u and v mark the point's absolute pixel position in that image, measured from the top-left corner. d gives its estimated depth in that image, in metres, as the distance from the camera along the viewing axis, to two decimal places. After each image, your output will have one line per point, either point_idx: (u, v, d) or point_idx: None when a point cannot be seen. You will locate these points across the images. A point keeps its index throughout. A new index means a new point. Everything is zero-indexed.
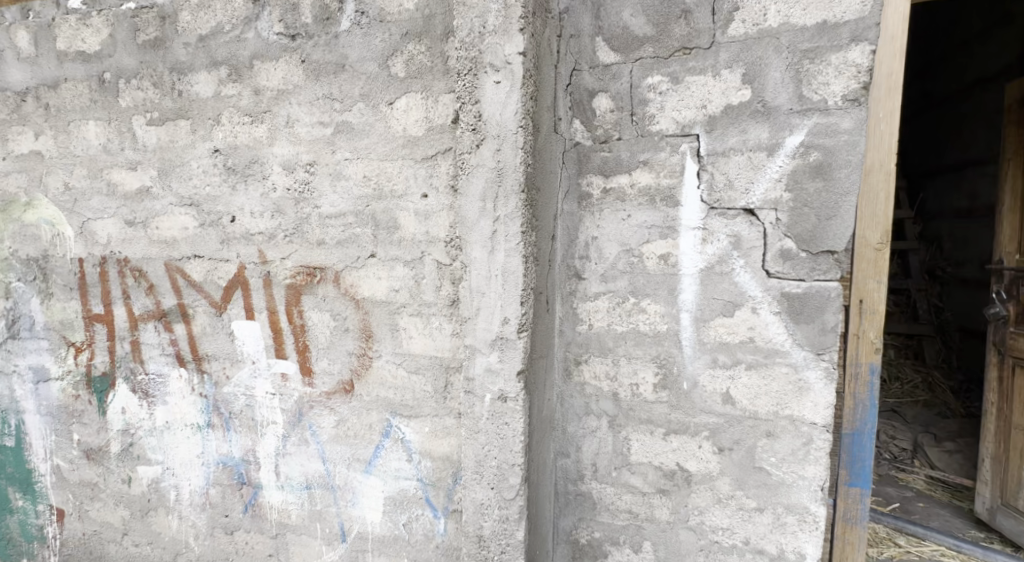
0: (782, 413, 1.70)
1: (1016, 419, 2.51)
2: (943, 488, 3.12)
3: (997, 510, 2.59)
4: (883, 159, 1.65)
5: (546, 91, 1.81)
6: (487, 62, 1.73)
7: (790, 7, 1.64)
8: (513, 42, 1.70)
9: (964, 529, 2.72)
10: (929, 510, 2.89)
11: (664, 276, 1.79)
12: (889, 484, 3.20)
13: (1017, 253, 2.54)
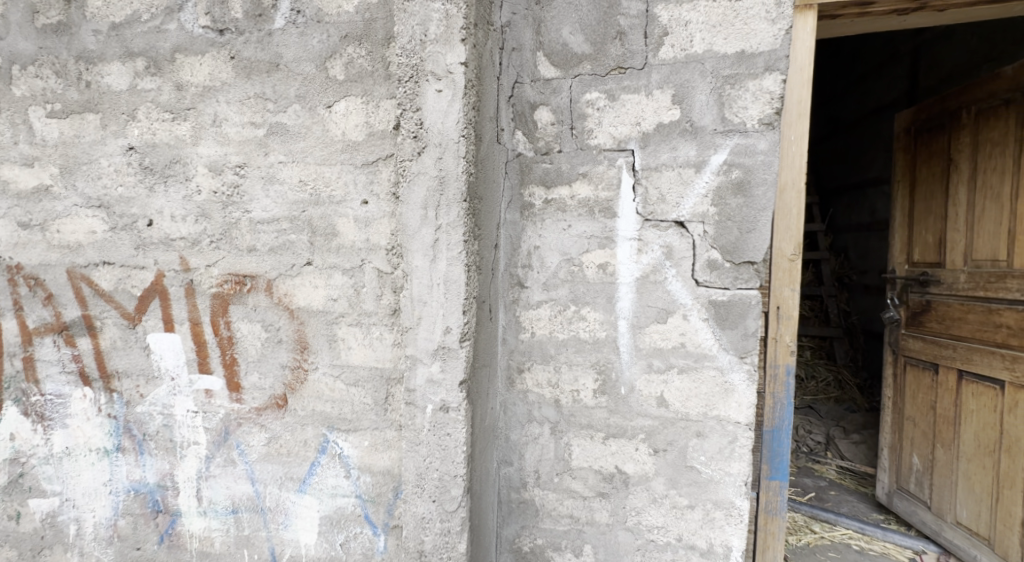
0: (710, 414, 1.78)
1: (908, 411, 2.77)
2: (852, 477, 3.38)
3: (894, 494, 2.83)
4: (794, 178, 1.80)
5: (489, 102, 1.84)
6: (428, 71, 1.73)
7: (713, 36, 1.76)
8: (455, 52, 1.71)
9: (868, 513, 2.95)
10: (840, 497, 3.11)
11: (602, 284, 1.84)
12: (807, 475, 3.41)
13: (906, 265, 2.80)
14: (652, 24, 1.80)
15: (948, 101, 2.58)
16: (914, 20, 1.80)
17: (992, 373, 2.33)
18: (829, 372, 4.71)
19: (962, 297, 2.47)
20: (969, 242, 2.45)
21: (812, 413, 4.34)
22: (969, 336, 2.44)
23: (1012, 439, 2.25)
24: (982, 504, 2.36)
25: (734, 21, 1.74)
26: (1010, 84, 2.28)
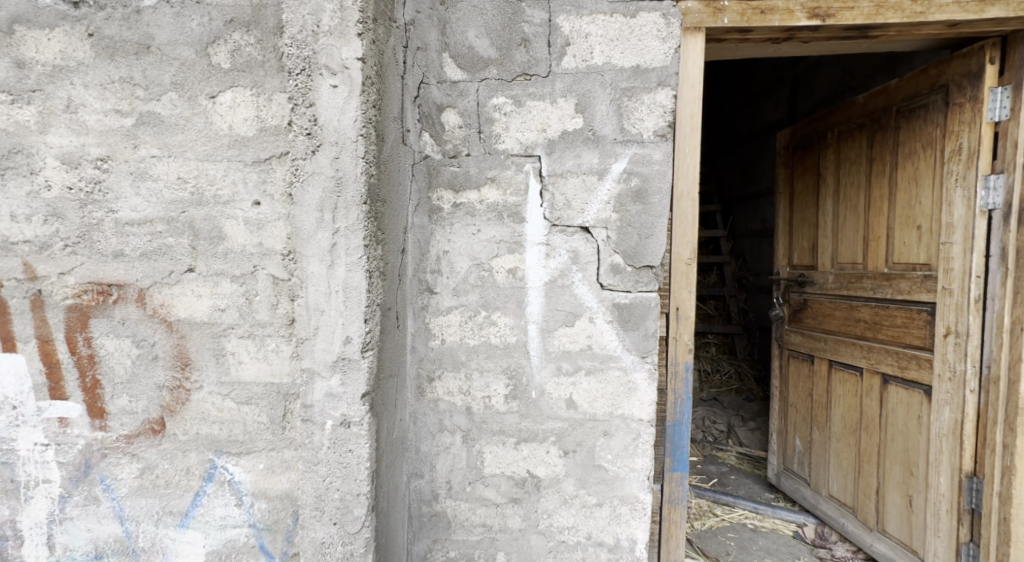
0: (616, 413, 1.81)
1: (791, 398, 2.75)
2: (750, 462, 3.32)
3: (783, 475, 2.79)
4: (689, 187, 1.85)
5: (393, 101, 1.78)
6: (322, 65, 1.63)
7: (611, 49, 1.79)
8: (352, 47, 1.63)
9: (764, 493, 2.86)
10: (739, 480, 3.01)
11: (512, 289, 1.83)
12: (711, 462, 3.32)
13: (789, 267, 2.77)
14: (555, 33, 1.81)
15: (816, 121, 2.57)
16: (787, 49, 1.88)
17: (852, 360, 2.35)
18: (733, 366, 4.52)
19: (832, 295, 2.47)
20: (835, 246, 2.45)
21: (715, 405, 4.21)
22: (836, 330, 2.43)
23: (870, 418, 2.28)
24: (849, 479, 2.38)
25: (630, 36, 1.78)
26: (865, 109, 2.31)
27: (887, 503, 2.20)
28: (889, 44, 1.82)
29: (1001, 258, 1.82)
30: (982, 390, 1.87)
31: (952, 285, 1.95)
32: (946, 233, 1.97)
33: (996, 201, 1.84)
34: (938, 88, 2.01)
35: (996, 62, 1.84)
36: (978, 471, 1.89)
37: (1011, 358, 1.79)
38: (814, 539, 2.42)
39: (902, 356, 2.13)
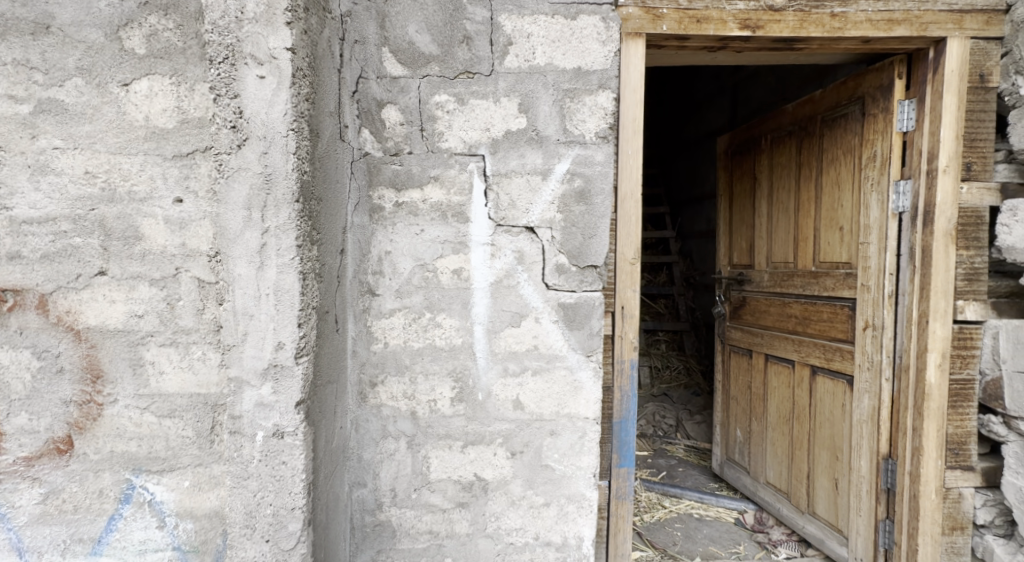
0: (562, 412, 1.81)
1: (732, 391, 2.74)
2: (696, 453, 3.34)
3: (725, 465, 2.80)
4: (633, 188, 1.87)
5: (329, 95, 1.71)
6: (247, 54, 1.54)
7: (553, 50, 1.78)
8: (280, 36, 1.54)
9: (708, 483, 2.86)
10: (687, 472, 3.02)
11: (457, 291, 1.81)
12: (659, 455, 3.32)
13: (729, 265, 2.76)
14: (497, 31, 1.79)
15: (753, 127, 2.58)
16: (722, 58, 1.94)
17: (784, 354, 2.37)
18: (683, 361, 4.47)
19: (767, 293, 2.48)
20: (770, 245, 2.46)
21: (664, 400, 4.15)
22: (771, 325, 2.44)
23: (802, 408, 2.30)
24: (783, 465, 2.40)
25: (571, 38, 1.77)
26: (794, 116, 2.33)
27: (816, 487, 2.23)
28: (815, 57, 1.91)
29: (910, 257, 1.86)
30: (897, 377, 1.90)
31: (869, 281, 1.99)
32: (864, 234, 2.00)
33: (905, 205, 1.87)
34: (858, 98, 2.04)
35: (904, 76, 1.87)
36: (893, 453, 1.92)
37: (921, 346, 1.82)
38: (753, 525, 2.46)
39: (829, 348, 2.16)
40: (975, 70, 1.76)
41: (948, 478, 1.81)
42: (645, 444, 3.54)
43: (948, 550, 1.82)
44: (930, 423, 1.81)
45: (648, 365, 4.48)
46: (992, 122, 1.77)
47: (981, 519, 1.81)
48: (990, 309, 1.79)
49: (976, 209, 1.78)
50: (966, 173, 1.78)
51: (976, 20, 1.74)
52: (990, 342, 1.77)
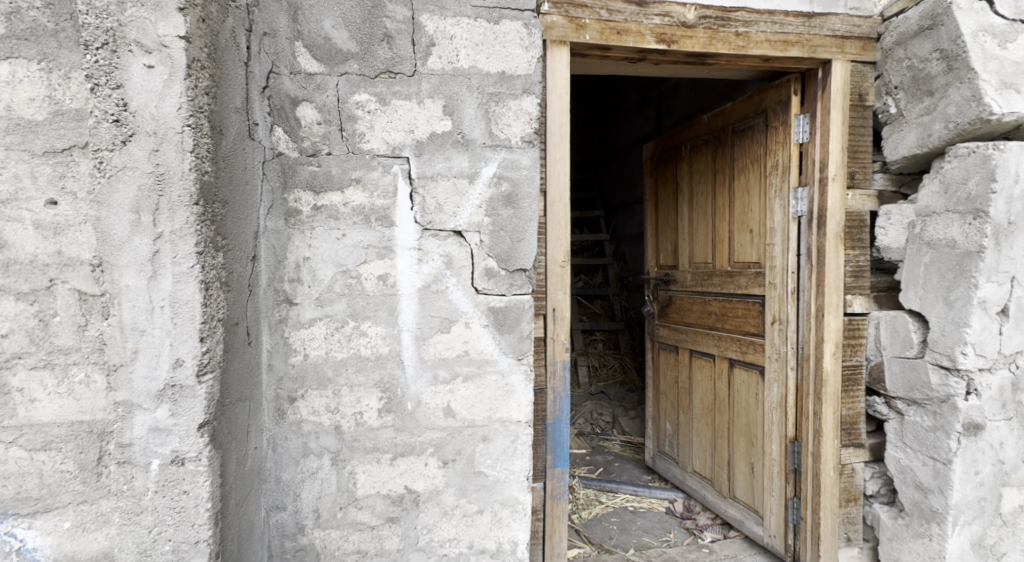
0: (495, 417, 1.79)
1: (661, 386, 2.62)
2: (632, 448, 3.26)
3: (657, 457, 2.68)
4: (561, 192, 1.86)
5: (234, 89, 1.60)
6: (132, 40, 1.40)
7: (476, 53, 1.74)
8: (171, 22, 1.40)
9: (642, 476, 2.75)
10: (623, 466, 2.89)
11: (382, 297, 1.76)
12: (596, 452, 3.20)
13: (657, 264, 2.62)
14: (419, 32, 1.74)
15: (672, 133, 2.48)
16: (644, 68, 1.94)
17: (704, 348, 2.26)
18: (618, 360, 4.32)
19: (691, 291, 2.35)
20: (691, 245, 2.35)
21: (602, 398, 3.98)
22: (694, 322, 2.32)
23: (724, 400, 2.20)
24: (707, 454, 2.29)
25: (494, 42, 1.74)
26: (708, 126, 2.24)
27: (736, 475, 2.14)
28: (724, 71, 1.92)
29: (807, 257, 1.81)
30: (801, 367, 1.83)
31: (775, 280, 1.92)
32: (770, 235, 1.93)
33: (803, 210, 1.82)
34: (762, 111, 1.97)
35: (799, 93, 1.85)
36: (800, 437, 1.84)
37: (819, 337, 1.77)
38: (682, 513, 2.34)
39: (743, 341, 2.07)
40: (855, 90, 1.77)
41: (843, 455, 1.77)
42: (582, 441, 3.37)
43: (844, 520, 1.78)
44: (829, 408, 1.76)
45: (587, 363, 4.29)
46: (870, 137, 1.78)
47: (870, 490, 1.78)
48: (874, 303, 1.77)
49: (858, 214, 1.77)
50: (852, 182, 1.76)
51: (855, 45, 1.76)
52: (875, 331, 1.75)
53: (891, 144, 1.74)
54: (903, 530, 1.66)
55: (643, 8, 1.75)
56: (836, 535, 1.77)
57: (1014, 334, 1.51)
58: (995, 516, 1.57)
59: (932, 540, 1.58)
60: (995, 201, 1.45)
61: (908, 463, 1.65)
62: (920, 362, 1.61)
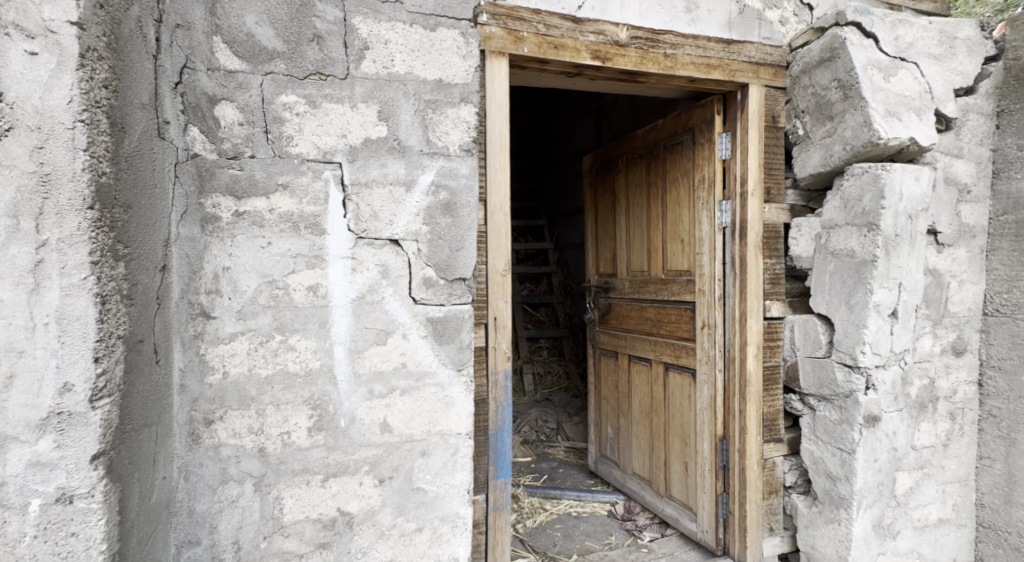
0: (433, 430, 1.75)
1: (604, 392, 2.66)
2: (577, 453, 3.19)
3: (600, 461, 2.72)
4: (501, 201, 1.85)
5: (139, 84, 1.47)
6: (10, 22, 1.24)
7: (412, 59, 1.71)
8: (59, 6, 1.25)
9: (585, 481, 2.77)
10: (567, 472, 2.88)
11: (313, 309, 1.68)
12: (542, 460, 3.11)
13: (598, 273, 2.68)
14: (351, 34, 1.68)
15: (610, 147, 2.54)
16: (581, 83, 1.99)
17: (642, 353, 2.33)
18: (562, 366, 4.29)
19: (629, 298, 2.42)
20: (628, 254, 2.42)
21: (546, 405, 3.92)
22: (632, 328, 2.39)
23: (661, 402, 2.26)
24: (646, 455, 2.36)
25: (430, 49, 1.71)
26: (643, 141, 2.32)
27: (672, 475, 2.21)
28: (654, 90, 2.01)
29: (731, 266, 1.89)
30: (727, 368, 1.91)
31: (704, 286, 1.99)
32: (698, 245, 2.01)
33: (727, 221, 1.90)
34: (689, 129, 2.06)
35: (722, 113, 1.94)
36: (728, 435, 1.92)
37: (742, 340, 1.85)
38: (623, 514, 2.39)
39: (676, 345, 2.15)
40: (769, 113, 1.88)
41: (766, 450, 1.86)
42: (526, 449, 3.25)
43: (767, 512, 1.86)
44: (752, 406, 1.84)
45: (531, 371, 4.26)
46: (782, 155, 1.89)
47: (789, 481, 1.88)
48: (788, 307, 1.88)
49: (774, 226, 1.86)
50: (768, 197, 1.86)
51: (768, 71, 1.88)
52: (790, 335, 1.85)
53: (800, 163, 1.85)
54: (817, 517, 1.75)
55: (579, 25, 1.80)
56: (761, 526, 1.85)
57: (902, 333, 1.65)
58: (891, 497, 1.71)
59: (841, 523, 1.68)
60: (885, 216, 1.58)
61: (820, 454, 1.75)
62: (828, 360, 1.71)
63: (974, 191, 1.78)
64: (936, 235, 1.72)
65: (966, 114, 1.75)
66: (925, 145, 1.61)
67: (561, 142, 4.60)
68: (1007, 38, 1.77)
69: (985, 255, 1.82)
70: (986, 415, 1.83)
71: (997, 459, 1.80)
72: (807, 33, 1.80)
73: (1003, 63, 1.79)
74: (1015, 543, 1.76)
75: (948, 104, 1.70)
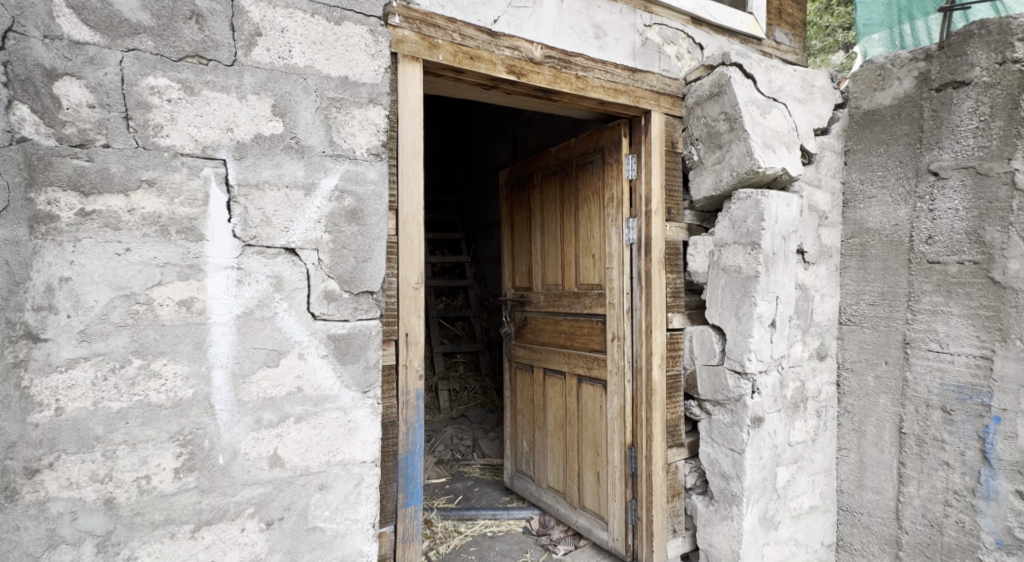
0: (334, 460, 1.58)
1: (519, 405, 2.65)
2: (493, 471, 3.09)
3: (514, 477, 2.68)
4: (415, 212, 1.75)
5: None
6: None
7: (314, 52, 1.56)
8: None
9: (501, 498, 2.69)
10: (481, 491, 2.77)
11: (185, 327, 1.43)
12: (457, 479, 2.96)
13: (514, 285, 2.67)
14: (240, 17, 1.49)
15: (525, 162, 2.56)
16: (496, 97, 1.98)
17: (557, 366, 2.36)
18: (479, 382, 4.11)
19: (544, 312, 2.45)
20: (543, 269, 2.45)
21: (462, 421, 3.76)
22: (548, 341, 2.42)
23: (574, 414, 2.29)
24: (560, 466, 2.37)
25: (335, 43, 1.59)
26: (558, 158, 2.37)
27: (584, 485, 2.24)
28: (565, 110, 2.07)
29: (638, 280, 1.99)
30: (635, 378, 1.99)
31: (614, 300, 2.07)
32: (609, 260, 2.09)
33: (634, 238, 2.00)
34: (599, 148, 2.15)
35: (628, 136, 2.05)
36: (637, 443, 1.99)
37: (648, 350, 1.94)
38: (539, 530, 2.36)
39: (588, 357, 2.20)
40: (669, 138, 2.03)
41: (670, 455, 1.96)
42: (442, 470, 3.07)
43: (671, 515, 1.95)
44: (657, 413, 1.93)
45: (446, 388, 4.01)
46: (679, 178, 2.04)
47: (689, 483, 2.00)
48: (687, 319, 2.02)
49: (674, 243, 2.00)
50: (669, 216, 1.99)
51: (667, 101, 2.03)
52: (690, 344, 1.99)
53: (695, 187, 2.01)
54: (714, 515, 1.89)
55: (495, 39, 1.80)
56: (666, 529, 1.94)
57: (780, 341, 1.85)
58: (774, 491, 1.90)
59: (733, 519, 1.82)
60: (765, 236, 1.78)
61: (715, 456, 1.90)
62: (721, 368, 1.87)
63: (830, 217, 2.09)
64: (804, 254, 1.98)
65: (823, 151, 2.06)
66: (794, 175, 1.85)
67: (474, 155, 4.51)
68: (850, 89, 2.14)
69: (839, 272, 2.14)
70: (843, 411, 2.13)
71: (851, 449, 2.10)
72: (699, 69, 1.99)
73: (848, 111, 2.13)
74: (866, 521, 2.07)
75: (809, 141, 1.97)
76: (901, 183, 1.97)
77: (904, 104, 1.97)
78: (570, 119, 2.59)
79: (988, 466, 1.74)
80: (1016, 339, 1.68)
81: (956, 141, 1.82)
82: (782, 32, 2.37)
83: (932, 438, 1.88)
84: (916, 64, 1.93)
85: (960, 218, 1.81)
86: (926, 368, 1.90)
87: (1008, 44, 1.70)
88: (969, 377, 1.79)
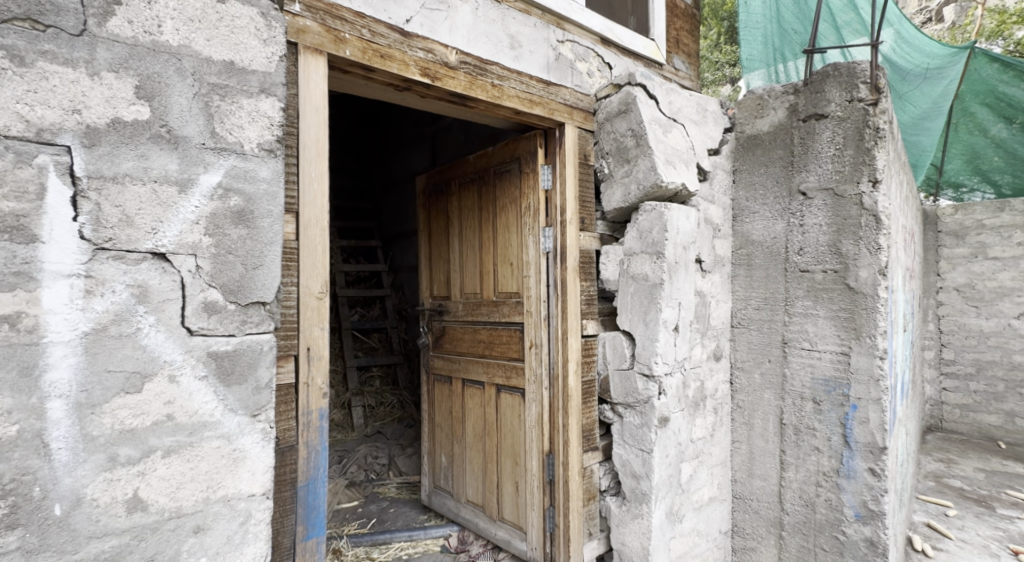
0: (214, 497, 1.35)
1: (436, 419, 2.55)
2: (411, 488, 2.91)
3: (431, 494, 2.56)
4: (318, 215, 1.59)
5: None
6: None
7: (190, 31, 1.34)
8: None
9: (417, 517, 2.54)
10: (397, 512, 2.60)
11: (8, 348, 1.14)
12: (370, 501, 2.76)
13: (432, 295, 2.58)
14: None
15: (442, 169, 2.50)
16: (410, 99, 1.89)
17: (474, 376, 2.31)
18: (397, 396, 3.97)
19: (462, 322, 2.39)
20: (462, 277, 2.39)
21: (379, 438, 3.58)
22: (466, 351, 2.36)
23: (492, 424, 2.25)
24: (478, 480, 2.31)
25: (218, 23, 1.38)
26: (474, 165, 2.33)
27: (501, 496, 2.19)
28: (481, 118, 2.04)
29: (554, 288, 2.01)
30: (552, 385, 2.00)
31: (531, 308, 2.07)
32: (526, 268, 2.09)
33: (550, 246, 2.02)
34: (516, 158, 2.14)
35: (544, 147, 2.07)
36: (554, 449, 2.00)
37: (564, 358, 1.96)
38: (457, 547, 2.26)
39: (506, 366, 2.17)
40: (581, 151, 2.09)
41: (585, 460, 1.99)
42: (354, 493, 2.84)
43: (586, 518, 1.98)
44: (573, 419, 1.96)
45: (362, 404, 3.84)
46: (592, 189, 2.10)
47: (603, 485, 2.05)
48: (599, 326, 2.08)
49: (587, 251, 2.04)
50: (582, 226, 2.04)
51: (578, 115, 2.09)
52: (602, 350, 2.06)
53: (605, 199, 2.09)
54: (626, 514, 1.95)
55: (407, 39, 1.71)
56: (581, 533, 1.95)
57: (682, 344, 1.99)
58: (678, 486, 2.01)
59: (644, 516, 1.89)
60: (668, 246, 1.91)
61: (627, 457, 1.96)
62: (631, 371, 1.95)
63: (722, 230, 2.29)
64: (701, 263, 2.14)
65: (716, 170, 2.26)
66: (692, 191, 2.01)
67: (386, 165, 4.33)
68: (737, 115, 2.36)
69: (730, 279, 2.35)
70: (735, 406, 2.33)
71: (742, 441, 2.31)
72: (609, 87, 2.08)
73: (734, 134, 2.36)
74: (755, 506, 2.27)
75: (704, 160, 2.15)
76: (778, 202, 2.23)
77: (779, 131, 2.23)
78: (487, 128, 2.57)
79: (849, 447, 2.01)
80: (867, 337, 1.97)
81: (820, 165, 2.09)
82: (680, 59, 2.59)
83: (806, 427, 2.12)
84: (787, 96, 2.19)
85: (822, 233, 2.08)
86: (799, 365, 2.15)
87: (854, 86, 2.00)
88: (832, 371, 2.05)
